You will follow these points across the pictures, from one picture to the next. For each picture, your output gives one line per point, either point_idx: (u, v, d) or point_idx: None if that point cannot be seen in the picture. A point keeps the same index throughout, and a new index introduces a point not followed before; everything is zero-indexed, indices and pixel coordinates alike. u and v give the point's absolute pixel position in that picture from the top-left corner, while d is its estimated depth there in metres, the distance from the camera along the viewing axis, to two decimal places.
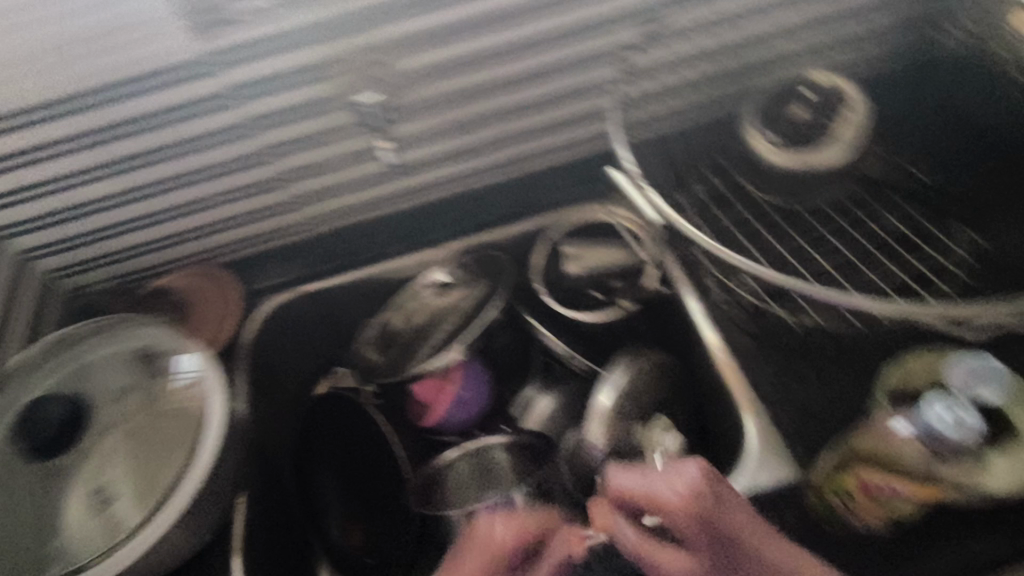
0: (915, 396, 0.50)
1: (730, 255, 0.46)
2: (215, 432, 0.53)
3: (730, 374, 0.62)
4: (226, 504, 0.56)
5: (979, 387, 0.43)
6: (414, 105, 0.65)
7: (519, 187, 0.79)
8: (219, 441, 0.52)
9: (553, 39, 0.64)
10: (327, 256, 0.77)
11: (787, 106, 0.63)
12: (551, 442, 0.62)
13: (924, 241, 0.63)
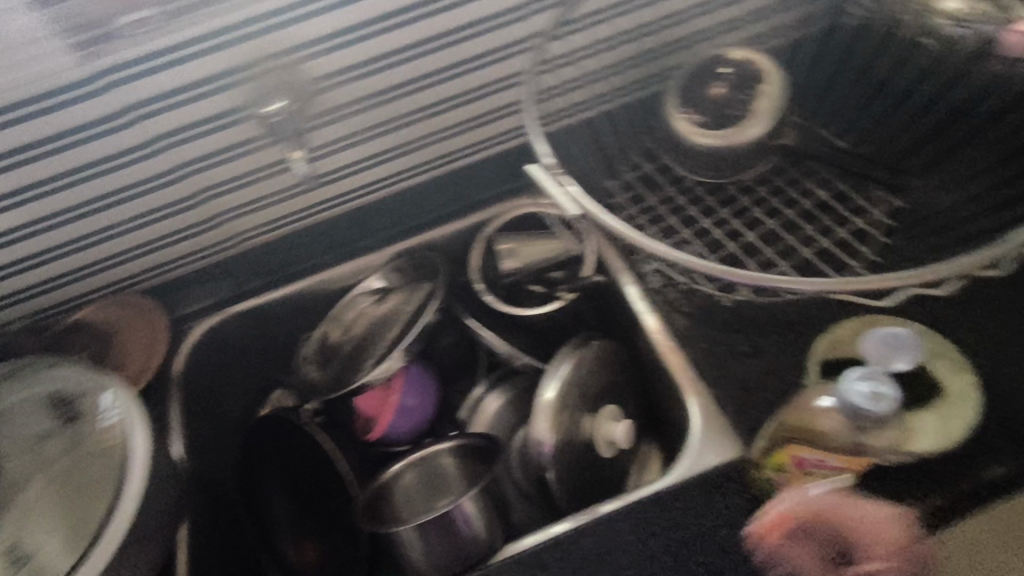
0: (844, 362, 0.52)
1: (649, 244, 0.44)
2: (140, 461, 0.50)
3: (672, 357, 0.61)
4: (166, 540, 0.52)
5: (893, 360, 0.46)
6: (331, 110, 0.62)
7: (445, 185, 0.74)
8: (146, 470, 0.50)
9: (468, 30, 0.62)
10: (254, 273, 0.72)
11: (705, 87, 0.63)
12: (497, 440, 0.61)
13: (844, 206, 0.63)
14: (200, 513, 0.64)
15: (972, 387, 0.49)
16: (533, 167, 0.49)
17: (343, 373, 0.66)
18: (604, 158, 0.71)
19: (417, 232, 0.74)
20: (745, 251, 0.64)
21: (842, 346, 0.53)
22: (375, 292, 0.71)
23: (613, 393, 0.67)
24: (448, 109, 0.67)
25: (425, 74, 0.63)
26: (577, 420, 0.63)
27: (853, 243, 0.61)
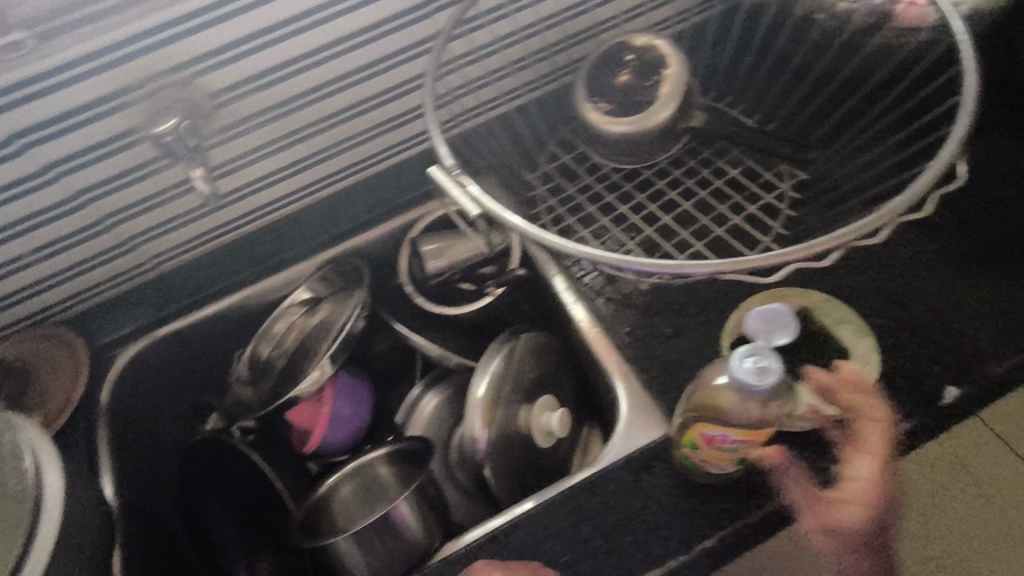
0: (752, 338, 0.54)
1: (560, 242, 0.44)
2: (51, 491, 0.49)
3: (599, 343, 0.64)
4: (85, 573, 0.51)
5: (774, 335, 0.49)
6: (236, 122, 0.60)
7: (367, 190, 0.74)
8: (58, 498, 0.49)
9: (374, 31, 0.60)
10: (176, 294, 0.71)
11: (612, 74, 0.64)
12: (427, 443, 0.62)
13: (752, 183, 0.65)
14: (141, 542, 0.62)
15: (871, 352, 0.52)
16: (433, 169, 0.49)
17: (275, 388, 0.66)
18: (522, 150, 0.71)
19: (343, 238, 0.73)
20: (663, 233, 0.66)
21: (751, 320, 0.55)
22: (305, 303, 0.70)
23: (548, 382, 0.68)
24: (359, 113, 0.66)
25: (330, 80, 0.62)
26: (511, 413, 0.64)
27: (761, 219, 0.63)
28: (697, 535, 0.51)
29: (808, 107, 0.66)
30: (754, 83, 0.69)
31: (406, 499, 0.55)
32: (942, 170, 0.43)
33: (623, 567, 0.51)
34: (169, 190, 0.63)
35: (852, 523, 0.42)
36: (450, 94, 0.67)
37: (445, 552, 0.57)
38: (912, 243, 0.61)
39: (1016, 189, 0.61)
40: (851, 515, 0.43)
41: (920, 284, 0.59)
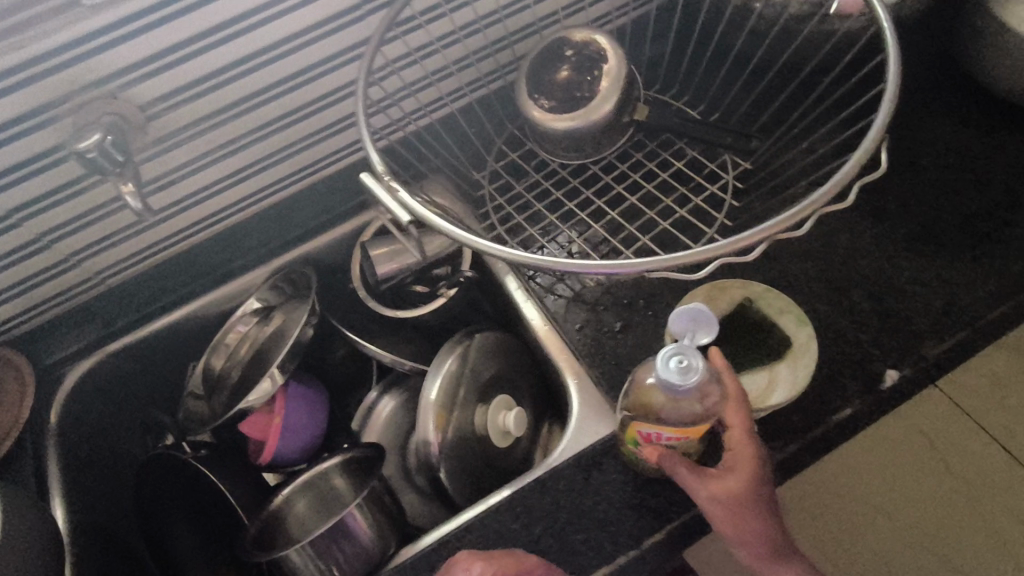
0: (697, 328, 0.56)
1: (494, 247, 0.45)
2: None
3: (551, 341, 0.64)
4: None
5: (698, 334, 0.49)
6: (172, 133, 0.59)
7: (316, 195, 0.74)
8: None
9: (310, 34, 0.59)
10: (123, 310, 0.70)
11: (554, 69, 0.63)
12: (381, 448, 0.61)
13: (697, 174, 0.66)
14: (102, 563, 0.62)
15: (810, 335, 0.54)
16: (364, 175, 0.49)
17: (229, 401, 0.65)
18: (470, 150, 0.71)
19: (291, 245, 0.72)
20: (611, 228, 0.66)
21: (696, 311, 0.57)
22: (257, 312, 0.69)
23: (505, 380, 0.67)
24: (298, 119, 0.65)
25: (266, 86, 0.60)
26: (465, 414, 0.64)
27: (706, 211, 0.64)
28: (647, 528, 0.52)
29: (748, 97, 0.67)
30: (696, 74, 0.69)
31: (358, 506, 0.56)
32: (867, 154, 0.43)
33: (575, 565, 0.52)
34: (108, 204, 0.62)
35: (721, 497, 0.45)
36: (392, 95, 0.65)
37: (399, 557, 0.57)
38: (852, 229, 0.62)
39: (950, 171, 0.62)
40: (747, 486, 0.45)
41: (860, 268, 0.60)
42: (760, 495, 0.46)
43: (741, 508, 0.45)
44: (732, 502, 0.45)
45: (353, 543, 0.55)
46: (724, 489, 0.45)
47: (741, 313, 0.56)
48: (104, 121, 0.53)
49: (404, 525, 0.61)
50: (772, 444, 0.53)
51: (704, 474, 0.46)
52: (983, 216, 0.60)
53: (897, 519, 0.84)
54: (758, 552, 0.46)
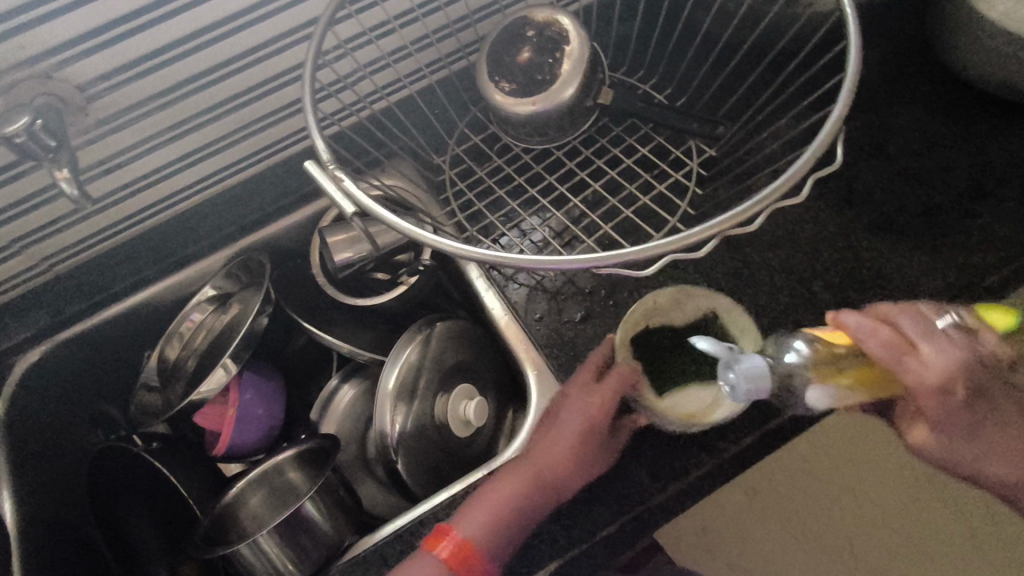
0: (654, 327, 0.55)
1: (442, 242, 0.44)
2: None
3: (511, 332, 0.63)
4: None
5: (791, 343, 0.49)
6: (114, 115, 0.56)
7: (274, 178, 0.71)
8: None
9: (257, 11, 0.56)
10: (69, 297, 0.67)
11: (515, 49, 0.60)
12: (337, 440, 0.60)
13: (662, 160, 0.64)
14: (52, 546, 0.61)
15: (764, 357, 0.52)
16: (307, 164, 0.47)
17: (183, 391, 0.64)
18: (431, 132, 0.69)
19: (246, 231, 0.70)
20: (574, 215, 0.64)
21: (660, 312, 0.56)
22: (213, 300, 0.68)
23: (466, 369, 0.66)
24: (250, 101, 0.63)
25: (215, 65, 0.58)
26: (425, 405, 0.63)
27: (670, 199, 0.62)
28: (600, 522, 0.52)
29: (715, 82, 0.65)
30: (664, 56, 0.67)
31: (311, 500, 0.54)
32: (823, 148, 0.41)
33: (527, 559, 0.51)
34: (49, 187, 0.59)
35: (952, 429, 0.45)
36: (348, 75, 0.63)
37: (353, 551, 0.57)
38: (817, 219, 0.61)
39: (915, 161, 0.62)
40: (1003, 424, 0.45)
41: (822, 258, 0.59)
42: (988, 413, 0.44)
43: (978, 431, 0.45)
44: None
45: (305, 536, 0.54)
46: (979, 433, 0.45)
47: (707, 324, 0.55)
48: (36, 102, 0.51)
49: (358, 516, 0.60)
50: (728, 437, 0.53)
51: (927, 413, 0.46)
52: (946, 207, 0.59)
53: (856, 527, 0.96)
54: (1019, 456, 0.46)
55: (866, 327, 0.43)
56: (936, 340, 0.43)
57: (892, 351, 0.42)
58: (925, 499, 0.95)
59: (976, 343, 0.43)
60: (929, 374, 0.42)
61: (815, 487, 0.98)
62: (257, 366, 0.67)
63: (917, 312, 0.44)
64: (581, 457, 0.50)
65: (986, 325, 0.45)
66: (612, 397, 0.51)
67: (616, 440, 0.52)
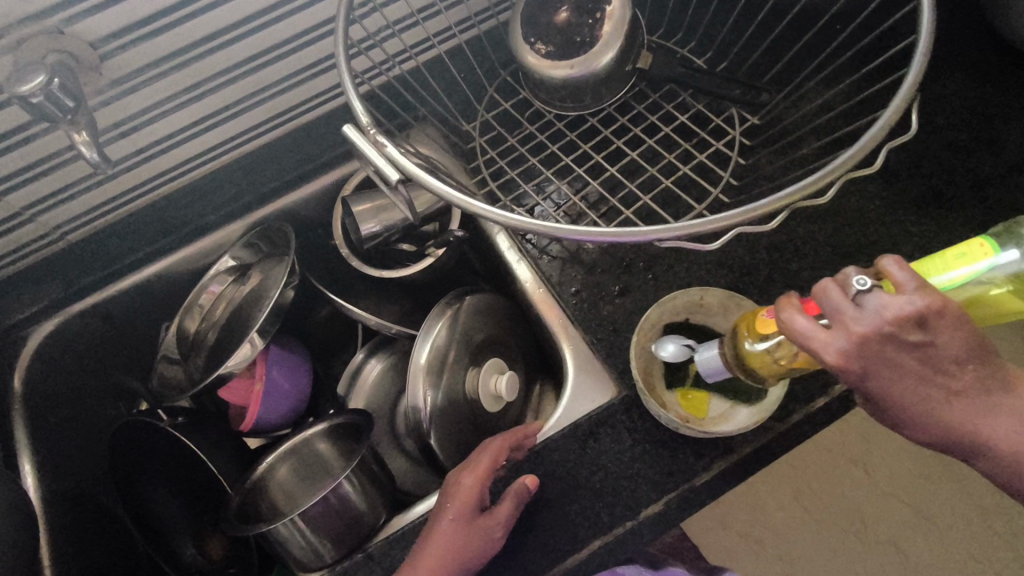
0: (679, 326, 0.55)
1: (490, 211, 0.41)
2: None
3: (545, 306, 0.61)
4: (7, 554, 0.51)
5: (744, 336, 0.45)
6: (128, 76, 0.53)
7: (292, 145, 0.68)
8: None
9: None
10: (85, 267, 0.64)
11: (551, 9, 0.57)
12: (370, 416, 0.58)
13: (702, 128, 0.62)
14: (75, 512, 0.61)
15: (781, 391, 0.49)
16: (345, 128, 0.44)
17: (205, 365, 0.62)
18: (459, 97, 0.66)
19: (267, 199, 0.67)
20: (610, 186, 0.62)
21: (704, 310, 0.55)
22: (232, 271, 0.66)
23: (496, 344, 0.65)
24: (269, 60, 0.59)
25: (234, 22, 0.54)
26: (456, 379, 0.61)
27: (711, 168, 0.60)
28: (644, 500, 0.51)
29: (758, 46, 0.62)
30: (704, 19, 0.64)
31: (348, 479, 0.53)
32: (899, 115, 0.39)
33: (568, 536, 0.51)
34: (61, 153, 0.56)
35: (902, 408, 0.35)
36: (373, 33, 0.59)
37: (390, 528, 0.57)
38: (863, 191, 0.59)
39: (965, 132, 0.59)
40: (929, 394, 0.35)
41: (865, 233, 0.58)
42: (907, 382, 0.34)
43: (916, 401, 0.35)
44: (969, 408, 0.35)
45: (342, 512, 0.53)
46: (916, 404, 0.35)
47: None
48: (49, 60, 0.47)
49: (391, 491, 0.59)
50: (774, 414, 0.52)
51: (870, 397, 0.36)
52: (996, 179, 0.57)
53: (867, 500, 0.97)
54: (966, 422, 0.35)
55: (782, 312, 0.36)
56: (834, 315, 0.35)
57: (794, 337, 0.36)
58: (938, 478, 0.96)
59: (885, 306, 0.33)
60: (834, 354, 0.34)
61: (832, 461, 0.99)
62: (285, 340, 0.65)
63: (825, 281, 0.35)
64: (455, 552, 0.46)
65: (901, 281, 0.34)
66: (482, 480, 0.49)
67: (498, 513, 0.48)
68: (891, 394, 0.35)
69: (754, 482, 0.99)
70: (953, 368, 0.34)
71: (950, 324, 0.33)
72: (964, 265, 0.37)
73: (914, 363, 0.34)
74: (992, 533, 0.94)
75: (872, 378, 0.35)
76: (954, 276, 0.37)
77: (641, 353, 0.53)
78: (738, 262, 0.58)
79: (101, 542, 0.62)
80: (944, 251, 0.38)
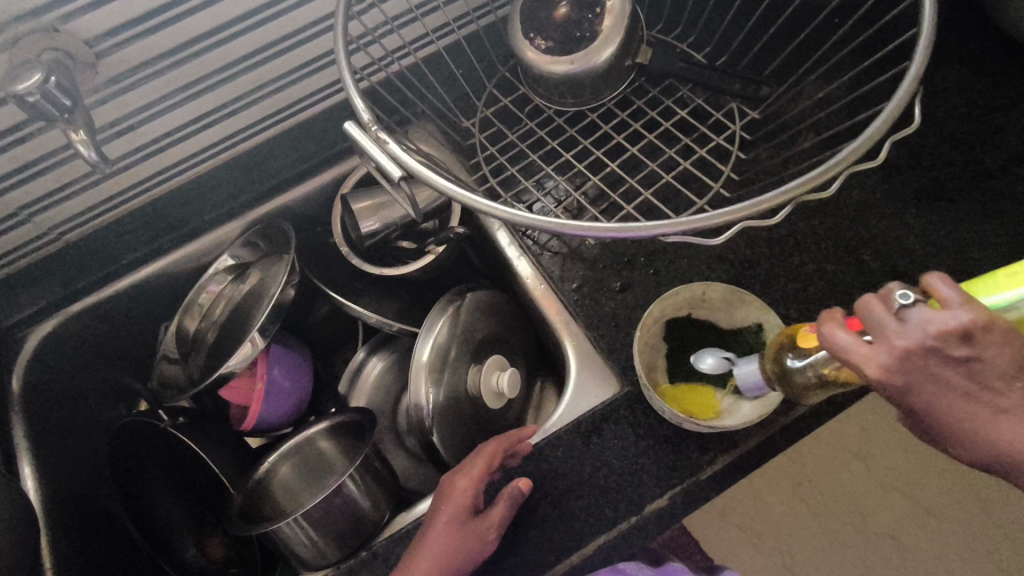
0: (682, 321, 0.55)
1: (493, 207, 0.41)
2: None
3: (547, 302, 0.61)
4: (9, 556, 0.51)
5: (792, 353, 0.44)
6: (125, 74, 0.52)
7: (291, 143, 0.67)
8: None
9: None
10: (82, 267, 0.64)
11: (550, 4, 0.57)
12: (373, 415, 0.58)
13: (702, 123, 0.62)
14: (74, 515, 0.60)
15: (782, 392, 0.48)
16: (347, 125, 0.44)
17: (205, 365, 0.61)
18: (458, 93, 0.66)
19: (266, 198, 0.67)
20: (610, 181, 0.62)
21: (706, 304, 0.55)
22: (231, 270, 0.65)
23: (497, 340, 0.64)
24: (268, 57, 0.59)
25: (232, 18, 0.54)
26: (459, 377, 0.61)
27: (712, 163, 0.60)
28: (648, 495, 0.51)
29: (758, 40, 0.62)
30: (704, 13, 0.64)
31: (351, 479, 0.53)
32: (904, 107, 0.39)
33: (574, 531, 0.51)
34: (58, 151, 0.56)
35: (947, 429, 0.33)
36: (372, 29, 0.59)
37: (394, 525, 0.57)
38: (863, 184, 0.59)
39: (964, 125, 0.59)
40: (975, 413, 0.32)
41: (866, 227, 0.58)
42: (953, 400, 0.32)
43: (964, 423, 0.33)
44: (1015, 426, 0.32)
45: (345, 511, 0.53)
46: (963, 426, 0.33)
47: (748, 334, 0.53)
48: (44, 58, 0.47)
49: (395, 489, 0.59)
50: (777, 409, 0.52)
51: (915, 416, 0.34)
52: (996, 172, 0.57)
53: (865, 492, 0.97)
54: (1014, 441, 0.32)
55: (822, 326, 0.35)
56: (876, 329, 0.33)
57: (834, 352, 0.34)
58: (937, 470, 0.97)
59: (929, 320, 0.32)
60: (877, 370, 0.33)
61: (830, 454, 0.99)
62: (286, 339, 0.65)
63: (866, 295, 0.34)
64: (449, 550, 0.46)
65: (946, 296, 0.32)
66: (477, 482, 0.49)
67: (492, 516, 0.48)
68: (940, 414, 0.33)
69: (753, 475, 1.00)
70: (1000, 385, 0.32)
71: (999, 339, 0.31)
72: (1017, 285, 0.34)
73: (961, 380, 0.32)
74: (990, 525, 0.95)
75: (918, 395, 0.33)
76: (1011, 295, 0.34)
77: (644, 349, 0.53)
78: (739, 256, 0.58)
79: (102, 543, 0.62)
80: (996, 273, 0.36)
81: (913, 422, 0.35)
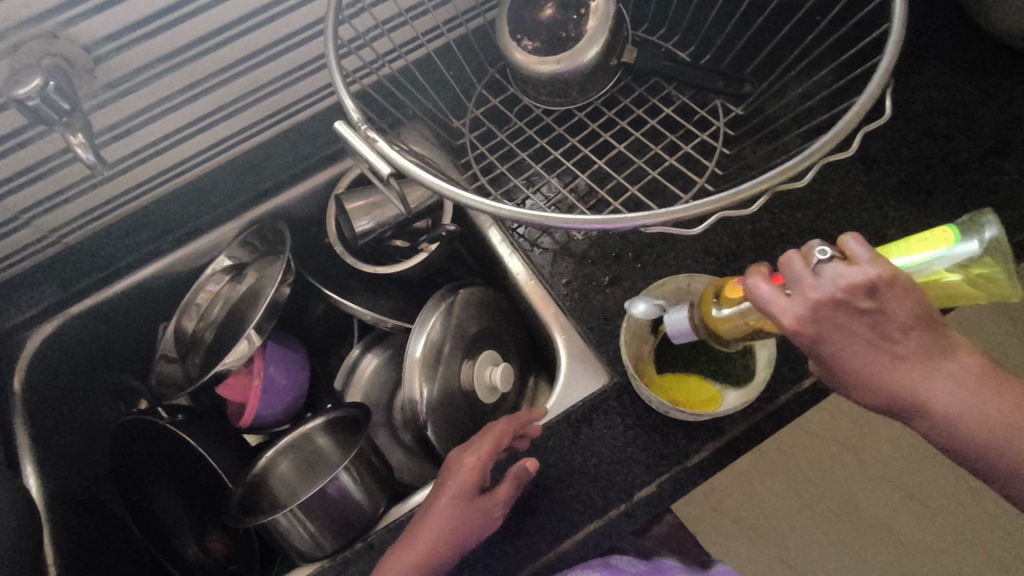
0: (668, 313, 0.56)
1: (479, 201, 0.42)
2: None
3: (537, 297, 0.63)
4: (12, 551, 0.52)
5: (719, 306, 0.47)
6: (123, 78, 0.54)
7: (285, 145, 0.69)
8: None
9: None
10: (81, 269, 0.65)
11: (536, 6, 0.58)
12: (368, 409, 0.60)
13: (687, 121, 0.63)
14: (74, 513, 0.61)
15: (769, 374, 0.50)
16: (338, 124, 0.45)
17: (203, 362, 0.62)
18: (449, 94, 0.67)
19: (260, 201, 0.67)
20: (598, 178, 0.63)
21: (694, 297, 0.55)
22: (229, 270, 0.66)
23: (490, 335, 0.66)
24: (261, 61, 0.60)
25: (226, 23, 0.55)
26: (452, 371, 0.62)
27: (697, 159, 0.61)
28: (637, 483, 0.52)
29: (740, 39, 0.63)
30: (688, 13, 0.65)
31: (346, 470, 0.54)
32: (875, 99, 0.40)
33: (564, 519, 0.52)
34: (59, 155, 0.57)
35: (854, 374, 0.37)
36: (363, 32, 0.60)
37: (389, 517, 0.58)
38: (845, 177, 0.61)
39: (943, 118, 0.61)
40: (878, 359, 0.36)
41: (847, 220, 0.59)
42: (859, 347, 0.36)
43: (869, 369, 0.37)
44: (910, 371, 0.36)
45: (340, 503, 0.54)
46: (867, 370, 0.37)
47: None
48: (44, 64, 0.48)
49: (390, 482, 0.60)
50: (762, 397, 0.53)
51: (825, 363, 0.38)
52: (974, 163, 0.59)
53: (857, 484, 0.98)
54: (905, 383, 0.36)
55: (748, 278, 0.38)
56: (794, 282, 0.37)
57: (755, 302, 0.38)
58: (927, 461, 0.98)
59: (841, 275, 0.35)
60: (792, 319, 0.36)
61: (822, 447, 1.00)
62: (281, 337, 0.66)
63: (790, 253, 0.38)
64: (450, 527, 0.47)
65: (857, 253, 0.36)
66: (486, 460, 0.50)
67: (497, 494, 0.49)
68: (847, 360, 0.37)
69: (747, 469, 1.01)
70: (896, 335, 0.36)
71: (900, 293, 0.35)
72: (924, 250, 0.38)
73: (865, 330, 0.36)
74: (981, 515, 0.96)
75: (827, 343, 0.36)
76: (918, 258, 0.38)
77: (630, 340, 0.55)
78: (724, 249, 0.60)
79: (102, 541, 0.63)
80: (907, 238, 0.39)
81: (825, 370, 0.39)
